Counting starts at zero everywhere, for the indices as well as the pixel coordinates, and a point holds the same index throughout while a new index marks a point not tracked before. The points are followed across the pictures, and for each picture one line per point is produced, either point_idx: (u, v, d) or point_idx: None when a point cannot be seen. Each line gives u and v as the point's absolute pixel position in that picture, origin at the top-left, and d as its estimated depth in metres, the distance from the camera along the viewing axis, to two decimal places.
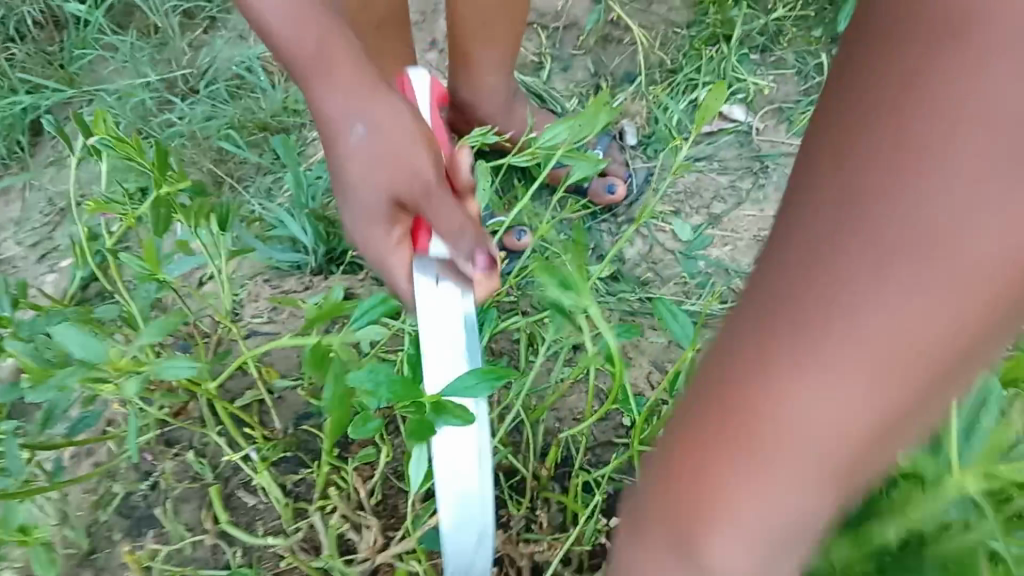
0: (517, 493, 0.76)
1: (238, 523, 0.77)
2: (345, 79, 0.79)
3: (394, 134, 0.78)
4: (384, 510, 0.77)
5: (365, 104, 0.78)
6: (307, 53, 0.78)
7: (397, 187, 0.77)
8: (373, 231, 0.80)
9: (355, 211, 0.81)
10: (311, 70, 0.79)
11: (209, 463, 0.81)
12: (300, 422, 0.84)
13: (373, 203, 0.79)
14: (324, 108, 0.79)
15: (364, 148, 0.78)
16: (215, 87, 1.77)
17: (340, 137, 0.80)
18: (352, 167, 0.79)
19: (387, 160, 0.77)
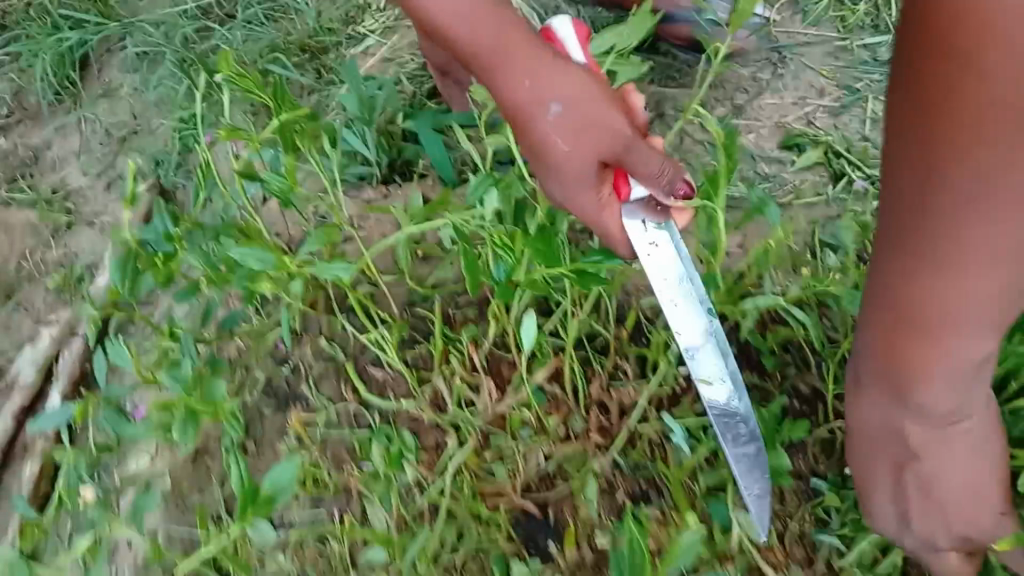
0: (599, 353, 0.93)
1: (372, 392, 0.94)
2: (531, 63, 0.84)
3: (582, 101, 0.84)
4: (492, 374, 0.93)
5: (554, 80, 0.84)
6: (492, 48, 0.84)
7: (602, 147, 0.83)
8: (580, 192, 0.87)
9: (557, 176, 0.87)
10: (498, 64, 0.85)
11: (340, 347, 0.96)
12: (410, 308, 1.00)
13: (581, 167, 0.85)
14: (517, 96, 0.85)
15: (565, 121, 0.84)
16: (251, 11, 1.85)
17: (534, 117, 0.85)
18: (555, 140, 0.85)
19: (588, 126, 0.83)
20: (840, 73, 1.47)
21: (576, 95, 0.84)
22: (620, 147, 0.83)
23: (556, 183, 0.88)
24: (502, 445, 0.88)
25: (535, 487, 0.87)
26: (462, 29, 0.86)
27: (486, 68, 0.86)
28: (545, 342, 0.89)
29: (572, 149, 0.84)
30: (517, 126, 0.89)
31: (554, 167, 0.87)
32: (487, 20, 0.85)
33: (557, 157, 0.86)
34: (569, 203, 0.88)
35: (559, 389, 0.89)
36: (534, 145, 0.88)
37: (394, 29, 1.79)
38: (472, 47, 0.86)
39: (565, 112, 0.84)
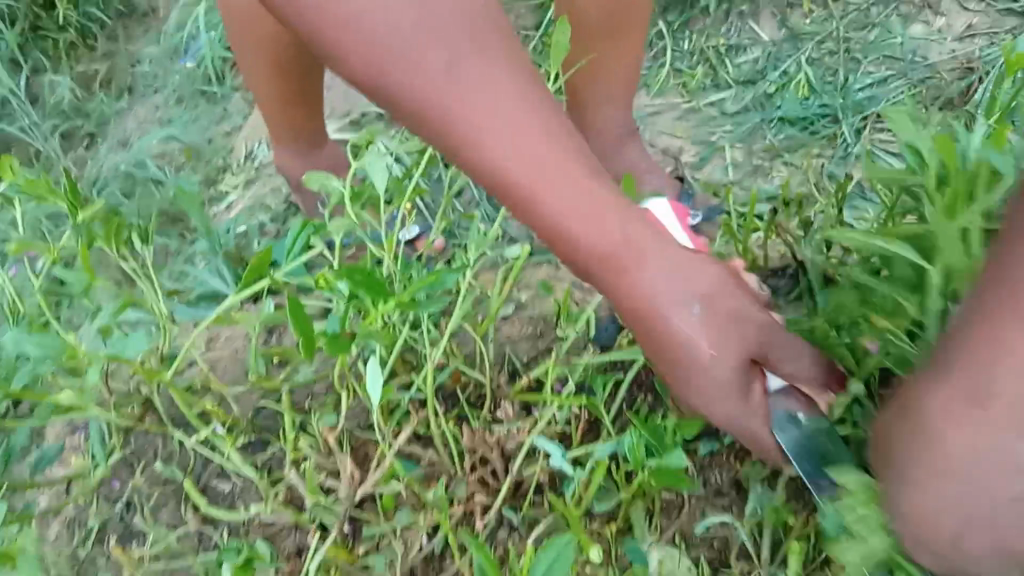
0: (474, 406, 0.81)
1: (219, 509, 0.80)
2: (648, 242, 0.67)
3: (701, 279, 0.66)
4: (357, 456, 0.80)
5: (685, 270, 0.67)
6: (614, 246, 0.66)
7: (747, 344, 0.66)
8: (727, 406, 0.66)
9: (691, 388, 0.67)
10: (611, 268, 0.66)
11: (178, 467, 0.82)
12: (260, 408, 0.88)
13: (725, 373, 0.65)
14: (637, 295, 0.66)
15: (706, 325, 0.65)
16: (110, 191, 1.80)
17: (663, 318, 0.65)
18: (694, 342, 0.65)
19: (734, 323, 0.66)
20: (694, 131, 1.48)
21: (708, 286, 0.66)
22: (763, 334, 0.67)
23: (689, 397, 0.67)
24: (375, 532, 0.74)
25: (422, 575, 0.73)
26: (564, 201, 0.66)
27: (601, 266, 0.67)
28: (405, 399, 0.77)
29: (717, 355, 0.65)
30: (629, 331, 0.69)
31: (689, 375, 0.66)
32: (598, 194, 0.66)
33: (687, 363, 0.65)
34: (705, 414, 0.67)
35: (433, 455, 0.77)
36: (652, 355, 0.68)
37: (256, 180, 1.75)
38: (585, 237, 0.66)
39: (703, 309, 0.65)
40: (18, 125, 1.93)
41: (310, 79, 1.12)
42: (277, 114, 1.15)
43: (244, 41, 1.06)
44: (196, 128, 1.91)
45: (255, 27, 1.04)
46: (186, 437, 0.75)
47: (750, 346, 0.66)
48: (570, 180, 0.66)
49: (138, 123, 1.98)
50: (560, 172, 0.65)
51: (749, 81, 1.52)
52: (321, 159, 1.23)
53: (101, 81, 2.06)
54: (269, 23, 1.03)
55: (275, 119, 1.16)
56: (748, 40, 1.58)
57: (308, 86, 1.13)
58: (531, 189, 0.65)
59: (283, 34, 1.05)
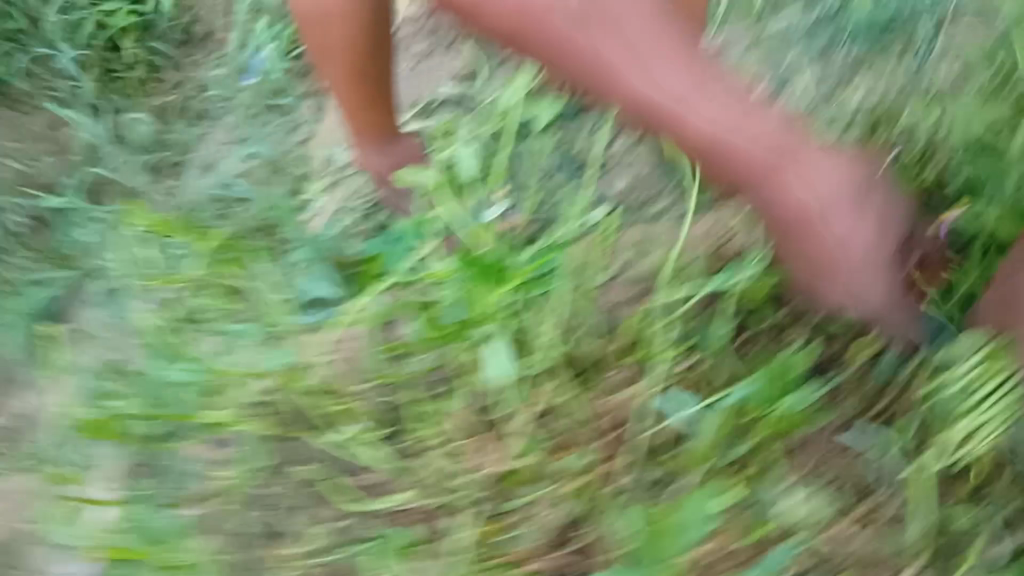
0: (594, 372, 0.83)
1: (371, 498, 0.85)
2: (803, 154, 0.74)
3: (849, 189, 0.74)
4: (490, 433, 0.84)
5: (823, 172, 0.74)
6: (768, 155, 0.74)
7: (887, 240, 0.75)
8: (875, 279, 0.75)
9: (836, 279, 0.76)
10: (773, 169, 0.74)
11: (327, 465, 0.88)
12: (391, 401, 0.92)
13: (874, 259, 0.74)
14: (787, 199, 0.75)
15: (855, 219, 0.74)
16: (202, 215, 1.88)
17: (824, 223, 0.74)
18: (847, 239, 0.74)
19: (863, 200, 0.74)
20: None
21: (858, 185, 0.74)
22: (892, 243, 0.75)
23: (825, 294, 0.78)
24: (521, 501, 0.77)
25: (573, 535, 0.76)
26: (712, 122, 0.75)
27: (754, 179, 0.75)
28: (529, 373, 0.80)
29: (863, 241, 0.74)
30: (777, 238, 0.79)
31: (844, 265, 0.75)
32: (768, 118, 0.75)
33: (835, 255, 0.75)
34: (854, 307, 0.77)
35: (563, 422, 0.80)
36: (808, 248, 0.76)
37: (338, 182, 1.80)
38: (751, 146, 0.74)
39: (844, 214, 0.74)
40: (109, 165, 2.03)
41: (382, 69, 1.13)
42: (354, 111, 1.19)
43: (319, 43, 1.09)
44: (272, 142, 1.98)
45: (332, 19, 1.05)
46: (332, 435, 0.80)
47: (895, 233, 0.75)
48: (706, 96, 0.75)
49: (217, 145, 2.06)
50: (688, 85, 0.75)
51: None
52: (399, 152, 1.26)
53: (176, 111, 2.15)
54: (342, 23, 1.05)
55: (352, 115, 1.20)
56: None
57: (380, 76, 1.14)
58: (674, 108, 0.75)
59: (358, 33, 1.07)
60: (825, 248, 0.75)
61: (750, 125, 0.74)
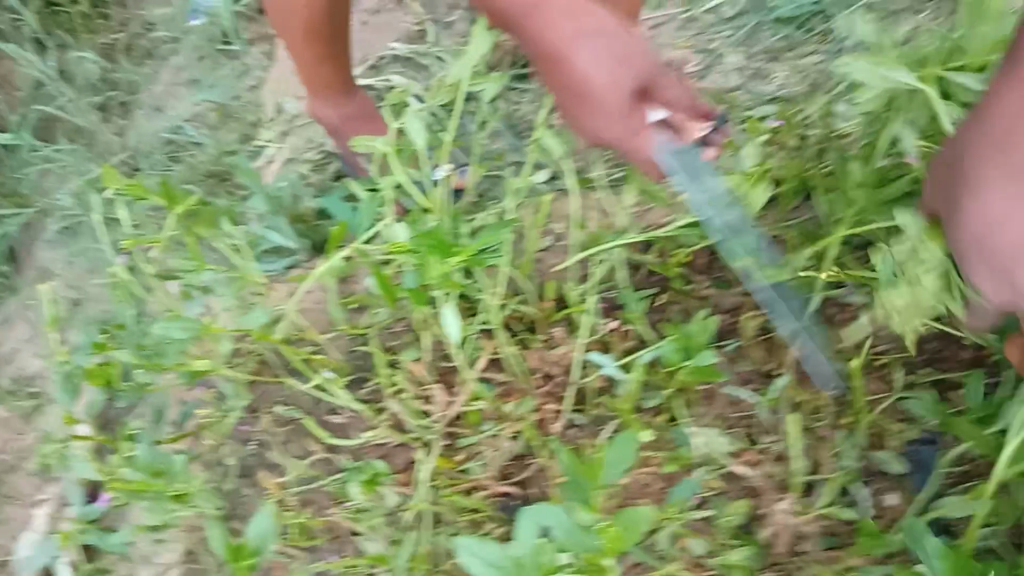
0: (532, 331, 0.96)
1: (337, 437, 0.97)
2: (561, 3, 0.78)
3: (610, 35, 0.77)
4: (443, 382, 0.96)
5: (585, 18, 0.77)
6: (523, 5, 0.79)
7: (639, 76, 0.75)
8: (618, 127, 0.76)
9: (590, 114, 0.77)
10: (527, 14, 0.79)
11: (296, 408, 0.99)
12: (351, 352, 1.04)
13: (619, 103, 0.75)
14: (548, 39, 0.78)
15: (597, 55, 0.76)
16: (155, 158, 1.92)
17: (571, 61, 0.77)
18: (588, 75, 0.76)
19: (617, 53, 0.75)
20: (695, 40, 1.57)
21: (610, 31, 0.77)
22: (652, 76, 0.76)
23: (585, 121, 0.79)
24: (470, 441, 0.91)
25: (513, 472, 0.90)
26: None
27: (523, 22, 0.79)
28: (474, 331, 0.93)
29: (611, 79, 0.75)
30: (549, 74, 0.81)
31: (588, 99, 0.77)
32: None
33: (584, 97, 0.77)
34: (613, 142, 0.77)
35: (504, 374, 0.93)
36: (567, 89, 0.79)
37: (290, 132, 1.86)
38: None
39: (600, 53, 0.76)
40: (56, 104, 2.04)
41: (344, 18, 1.20)
42: (310, 64, 1.27)
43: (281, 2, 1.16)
44: (223, 88, 2.01)
45: None
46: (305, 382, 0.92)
47: (641, 74, 0.75)
48: None
49: (166, 88, 2.09)
50: None
51: None
52: (352, 104, 1.35)
53: (122, 50, 2.15)
54: None
55: (308, 68, 1.28)
56: None
57: (342, 24, 1.21)
58: None
59: None
60: (575, 84, 0.77)
61: None
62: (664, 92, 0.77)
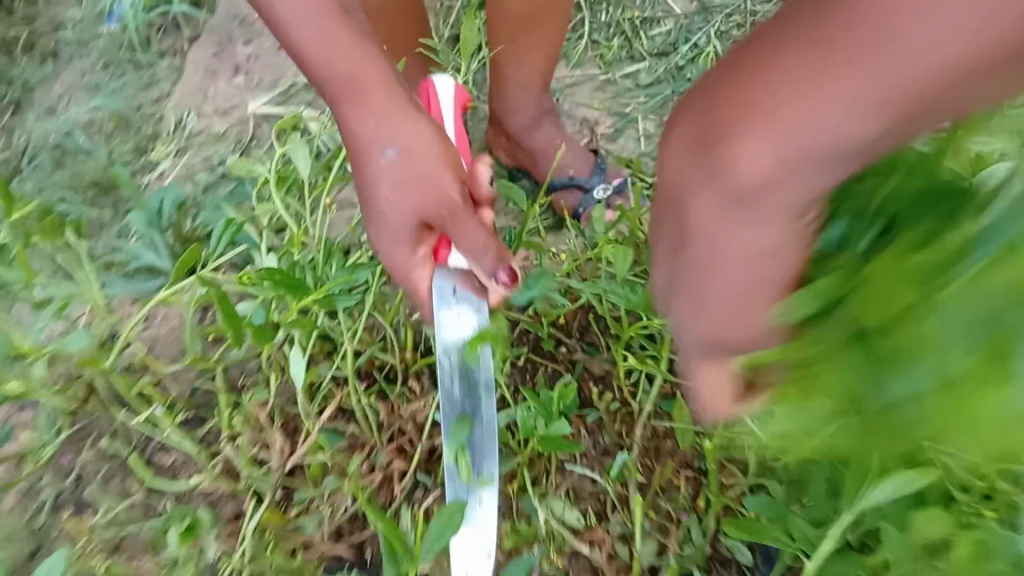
0: (391, 380, 0.90)
1: (163, 479, 0.88)
2: (375, 102, 0.77)
3: (417, 155, 0.76)
4: (289, 430, 0.89)
5: (397, 126, 0.77)
6: (337, 80, 0.77)
7: (428, 208, 0.75)
8: (392, 249, 0.78)
9: (376, 226, 0.78)
10: (341, 95, 0.78)
11: (125, 443, 0.90)
12: (197, 387, 0.96)
13: (400, 226, 0.76)
14: (354, 132, 0.78)
15: (394, 170, 0.76)
16: (39, 161, 1.79)
17: (370, 165, 0.77)
18: (377, 190, 0.77)
19: (413, 182, 0.76)
20: (609, 103, 1.57)
21: (415, 149, 0.76)
22: (446, 213, 0.75)
23: (372, 226, 0.78)
24: (305, 496, 0.84)
25: (349, 532, 0.83)
26: (309, 34, 0.76)
27: (337, 99, 0.78)
28: (326, 375, 0.86)
29: (397, 202, 0.76)
30: (353, 165, 0.80)
31: (375, 212, 0.77)
32: (345, 44, 0.77)
33: (374, 207, 0.77)
34: (385, 254, 0.78)
35: (354, 425, 0.87)
36: (363, 187, 0.78)
37: (188, 148, 1.73)
38: (324, 70, 0.77)
39: (398, 160, 0.76)
40: None
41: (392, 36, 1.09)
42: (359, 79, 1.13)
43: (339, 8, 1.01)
44: (124, 95, 1.90)
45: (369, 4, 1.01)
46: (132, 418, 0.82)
47: (428, 206, 0.75)
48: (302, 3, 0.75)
49: (64, 88, 1.96)
50: None
51: (661, 55, 1.62)
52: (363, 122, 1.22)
53: (21, 45, 2.03)
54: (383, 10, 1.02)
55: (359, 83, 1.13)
56: (660, 14, 1.67)
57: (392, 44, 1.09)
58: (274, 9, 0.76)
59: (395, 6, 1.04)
60: (365, 190, 0.78)
61: (340, 47, 0.77)
62: (452, 230, 0.75)
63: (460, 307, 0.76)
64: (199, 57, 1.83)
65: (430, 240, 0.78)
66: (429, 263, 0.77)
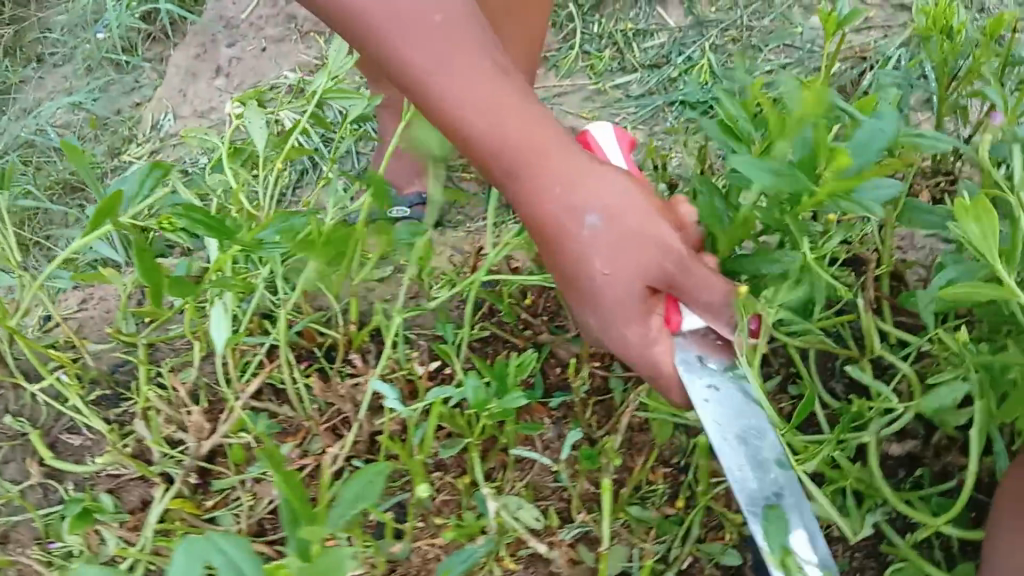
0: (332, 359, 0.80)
1: (66, 463, 0.78)
2: (554, 161, 0.68)
3: (621, 209, 0.67)
4: (212, 411, 0.78)
5: (589, 181, 0.68)
6: (512, 146, 0.68)
7: (653, 271, 0.66)
8: (620, 327, 0.67)
9: (591, 309, 0.68)
10: (526, 161, 0.68)
11: (30, 422, 0.80)
12: (119, 365, 0.85)
13: (625, 297, 0.66)
14: (540, 204, 0.68)
15: (599, 231, 0.67)
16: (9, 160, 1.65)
17: (567, 232, 0.68)
18: (584, 260, 0.67)
19: (632, 241, 0.66)
20: (600, 112, 1.50)
21: (614, 201, 0.67)
22: (673, 268, 0.65)
23: (586, 313, 0.68)
24: (223, 484, 0.73)
25: (270, 527, 0.72)
26: (469, 97, 0.67)
27: (514, 169, 0.69)
28: (256, 346, 0.77)
29: (612, 271, 0.66)
30: (536, 242, 0.71)
31: (586, 290, 0.67)
32: (507, 104, 0.68)
33: (584, 284, 0.67)
34: (610, 337, 0.67)
35: (286, 407, 0.76)
36: (561, 264, 0.69)
37: (161, 151, 1.62)
38: (494, 138, 0.68)
39: (601, 220, 0.67)
40: None
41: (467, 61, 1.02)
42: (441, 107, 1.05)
43: None
44: (106, 100, 1.77)
45: None
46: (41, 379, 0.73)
47: (650, 275, 0.66)
48: (457, 64, 0.67)
49: (48, 95, 1.82)
50: (449, 53, 0.67)
51: (654, 66, 1.54)
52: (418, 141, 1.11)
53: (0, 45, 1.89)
54: None
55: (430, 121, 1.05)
56: (655, 25, 1.61)
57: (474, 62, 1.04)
58: (418, 70, 0.67)
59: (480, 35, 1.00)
60: (568, 265, 0.68)
61: (505, 111, 0.68)
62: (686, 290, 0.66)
63: (709, 374, 0.66)
64: (180, 59, 1.74)
65: (657, 304, 0.67)
66: (664, 329, 0.67)
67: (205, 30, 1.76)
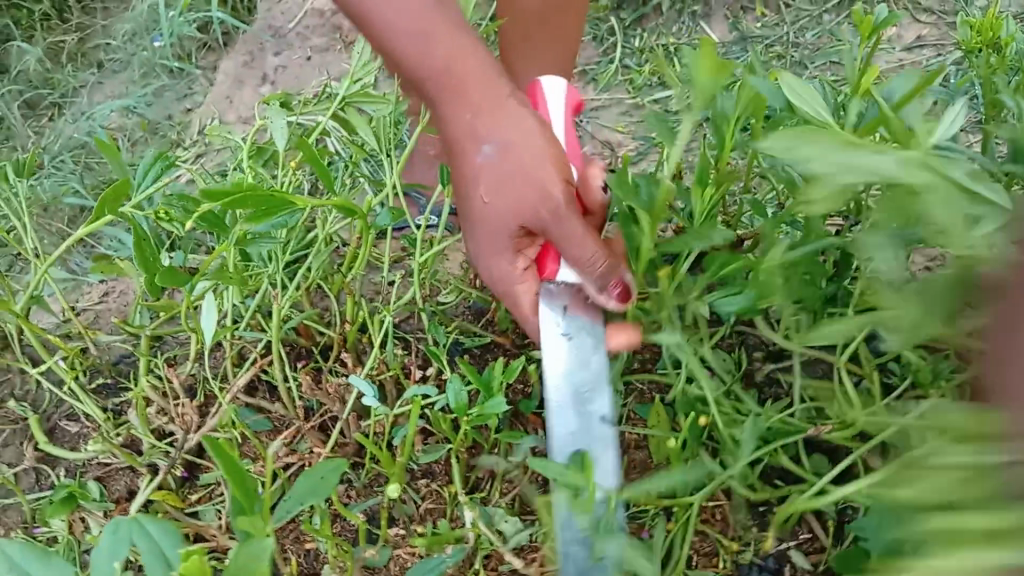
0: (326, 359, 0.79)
1: (62, 449, 0.78)
2: (472, 92, 0.70)
3: (517, 148, 0.69)
4: (205, 406, 0.78)
5: (497, 117, 0.70)
6: (435, 71, 0.70)
7: (527, 215, 0.68)
8: (493, 253, 0.71)
9: (474, 233, 0.72)
10: (445, 88, 0.70)
11: (31, 407, 0.80)
12: (124, 357, 0.86)
13: (499, 230, 0.70)
14: (450, 128, 0.72)
15: (493, 165, 0.70)
16: (59, 157, 1.58)
17: (466, 159, 0.71)
18: (474, 189, 0.71)
19: (515, 181, 0.68)
20: (636, 126, 1.46)
21: (514, 141, 0.69)
22: (547, 217, 0.67)
23: (470, 235, 0.73)
24: (209, 479, 0.72)
25: None
26: (400, 18, 0.69)
27: (433, 94, 0.72)
28: (251, 341, 0.76)
29: (492, 204, 0.70)
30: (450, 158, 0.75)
31: (471, 215, 0.72)
32: (439, 31, 0.70)
33: (471, 208, 0.72)
34: (483, 264, 0.72)
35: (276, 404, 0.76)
36: (458, 185, 0.73)
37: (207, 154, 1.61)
38: (418, 64, 0.70)
39: (497, 155, 0.69)
40: None
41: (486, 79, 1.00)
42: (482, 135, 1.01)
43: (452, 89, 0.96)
44: (158, 105, 1.69)
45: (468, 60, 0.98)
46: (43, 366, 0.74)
47: (525, 216, 0.68)
48: None
49: (106, 99, 1.73)
50: None
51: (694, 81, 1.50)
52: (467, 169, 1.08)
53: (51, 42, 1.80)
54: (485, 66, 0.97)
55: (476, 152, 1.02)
56: (698, 40, 1.57)
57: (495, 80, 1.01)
58: None
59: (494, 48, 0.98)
60: (461, 188, 0.73)
61: (433, 35, 0.70)
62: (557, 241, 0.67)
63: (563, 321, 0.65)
64: (228, 67, 1.72)
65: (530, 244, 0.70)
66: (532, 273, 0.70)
67: (252, 37, 1.77)
